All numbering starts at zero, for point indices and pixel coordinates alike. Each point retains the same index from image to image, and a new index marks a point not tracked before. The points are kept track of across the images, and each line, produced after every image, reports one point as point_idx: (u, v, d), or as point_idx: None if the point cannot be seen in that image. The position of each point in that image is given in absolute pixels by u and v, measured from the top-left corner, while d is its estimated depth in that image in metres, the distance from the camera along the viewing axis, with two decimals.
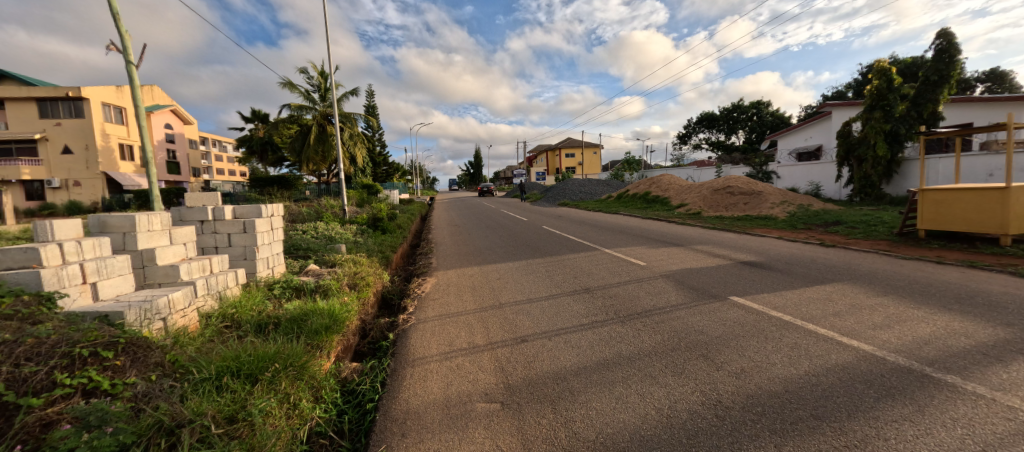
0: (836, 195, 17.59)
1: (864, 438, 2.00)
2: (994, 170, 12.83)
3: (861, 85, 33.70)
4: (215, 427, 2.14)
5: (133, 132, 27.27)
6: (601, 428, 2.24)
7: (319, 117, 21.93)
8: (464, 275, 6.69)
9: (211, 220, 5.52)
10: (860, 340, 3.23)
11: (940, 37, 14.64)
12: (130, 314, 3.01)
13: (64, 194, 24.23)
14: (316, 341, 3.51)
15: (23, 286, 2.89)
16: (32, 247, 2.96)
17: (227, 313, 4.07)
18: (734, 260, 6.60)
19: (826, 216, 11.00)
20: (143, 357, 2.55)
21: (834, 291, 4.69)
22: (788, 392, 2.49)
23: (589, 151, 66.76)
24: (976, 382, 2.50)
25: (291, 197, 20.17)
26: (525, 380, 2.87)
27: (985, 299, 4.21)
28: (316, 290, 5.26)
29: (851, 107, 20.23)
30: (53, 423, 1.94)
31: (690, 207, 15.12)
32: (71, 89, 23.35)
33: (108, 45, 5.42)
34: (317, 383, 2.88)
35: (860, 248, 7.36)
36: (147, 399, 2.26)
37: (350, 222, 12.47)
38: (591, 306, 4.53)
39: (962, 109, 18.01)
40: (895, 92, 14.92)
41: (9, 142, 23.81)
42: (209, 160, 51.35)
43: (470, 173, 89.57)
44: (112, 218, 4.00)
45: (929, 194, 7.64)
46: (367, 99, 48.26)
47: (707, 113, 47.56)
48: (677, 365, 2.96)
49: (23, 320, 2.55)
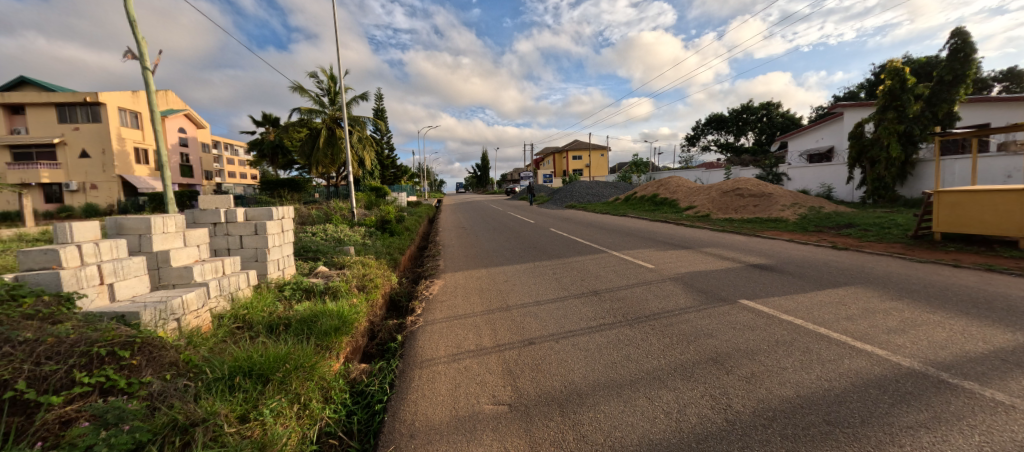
0: (848, 197, 17.36)
1: (878, 444, 1.97)
2: (1012, 171, 12.54)
3: (873, 85, 33.19)
4: (229, 426, 2.17)
5: (148, 137, 27.84)
6: (610, 432, 2.23)
7: (329, 121, 22.22)
8: (471, 277, 6.72)
9: (224, 223, 5.63)
10: (874, 345, 3.17)
11: (955, 36, 14.48)
12: (146, 315, 3.05)
13: (82, 196, 24.85)
14: (326, 342, 3.55)
15: (45, 286, 2.99)
16: (52, 248, 3.05)
17: (239, 314, 4.14)
18: (744, 263, 6.52)
19: (838, 218, 10.86)
20: (158, 356, 2.60)
21: (847, 294, 4.62)
22: (801, 397, 2.46)
23: (596, 153, 66.58)
24: (995, 389, 2.44)
25: (301, 199, 20.40)
26: (534, 385, 2.84)
27: (1003, 303, 4.12)
28: (326, 291, 5.32)
29: (863, 107, 19.95)
30: (72, 421, 2.00)
31: (699, 209, 15.01)
32: (88, 95, 24.01)
33: (125, 52, 5.57)
34: (327, 384, 2.92)
35: (872, 250, 7.27)
36: (162, 397, 2.29)
37: (358, 225, 12.58)
38: (599, 309, 4.52)
39: (979, 109, 17.66)
40: (909, 92, 14.66)
41: (29, 147, 24.45)
42: (220, 164, 52.27)
43: (477, 175, 89.73)
44: (128, 221, 4.10)
45: (945, 196, 7.48)
46: (376, 103, 48.87)
47: (716, 115, 47.22)
48: (687, 369, 2.94)
49: (43, 320, 2.63)
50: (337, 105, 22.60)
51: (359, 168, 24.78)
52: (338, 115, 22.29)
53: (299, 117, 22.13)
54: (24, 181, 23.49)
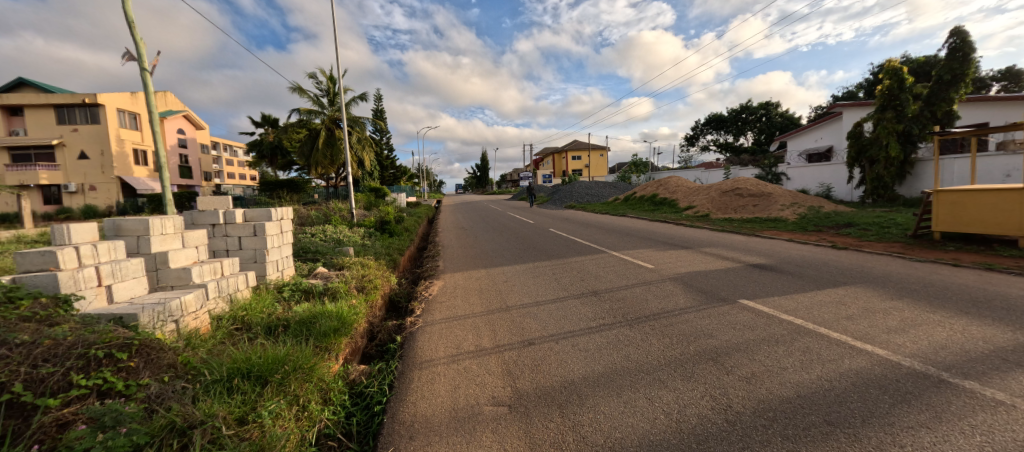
0: (848, 197, 17.37)
1: (880, 445, 1.96)
2: (1011, 171, 12.58)
3: (873, 85, 33.26)
4: (226, 428, 2.15)
5: (146, 138, 27.78)
6: (610, 433, 2.21)
7: (327, 121, 22.17)
8: (470, 278, 6.71)
9: (222, 224, 5.62)
10: (874, 345, 3.17)
11: (954, 35, 14.36)
12: (145, 316, 3.05)
13: (81, 198, 24.76)
14: (325, 343, 3.55)
15: (42, 288, 2.98)
16: (49, 250, 3.05)
17: (238, 316, 4.13)
18: (744, 263, 6.52)
19: (837, 218, 10.88)
20: (156, 358, 2.58)
21: (847, 294, 4.61)
22: (800, 397, 2.45)
23: (596, 154, 66.81)
24: (996, 388, 2.43)
25: (300, 201, 20.33)
26: (535, 387, 2.81)
27: (1003, 303, 4.11)
28: (325, 293, 5.29)
29: (863, 107, 19.97)
30: (69, 424, 1.98)
31: (699, 209, 15.00)
32: (87, 95, 24.00)
33: (124, 53, 5.56)
34: (326, 386, 2.90)
35: (872, 250, 7.28)
36: (160, 400, 2.28)
37: (357, 226, 12.59)
38: (598, 309, 4.51)
39: (978, 109, 17.68)
40: (908, 91, 14.73)
41: (26, 148, 24.34)
42: (220, 165, 52.40)
43: (475, 175, 89.77)
44: (126, 222, 4.08)
45: (945, 196, 7.48)
46: (376, 104, 49.04)
47: (716, 115, 47.35)
48: (686, 370, 2.91)
49: (40, 322, 2.61)
50: (336, 105, 22.58)
51: (359, 169, 24.69)
52: (337, 115, 22.24)
53: (298, 117, 22.05)
54: (22, 182, 23.05)
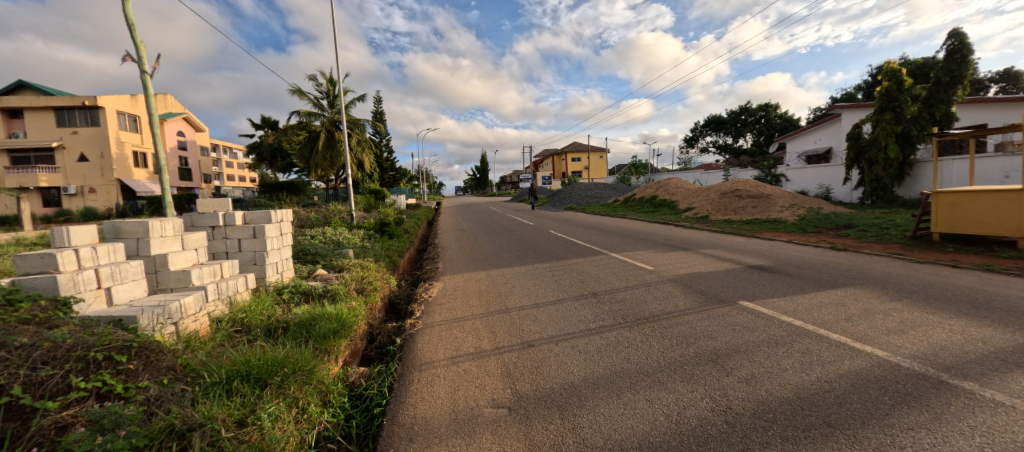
0: (847, 198, 17.42)
1: (880, 446, 1.96)
2: (1009, 172, 12.61)
3: (871, 86, 33.44)
4: (226, 431, 2.15)
5: (146, 140, 27.80)
6: (610, 434, 2.22)
7: (327, 124, 22.21)
8: (470, 280, 6.71)
9: (222, 226, 5.61)
10: (874, 346, 3.16)
11: (952, 37, 14.37)
12: (144, 319, 3.05)
13: (80, 201, 24.74)
14: (325, 345, 3.54)
15: (41, 291, 2.98)
16: (48, 253, 3.05)
17: (238, 318, 4.13)
18: (743, 264, 6.53)
19: (836, 219, 10.90)
20: (155, 361, 2.57)
21: (847, 295, 4.61)
22: (800, 398, 2.45)
23: (596, 155, 66.78)
24: (996, 389, 2.44)
25: (300, 203, 20.34)
26: (535, 388, 2.82)
27: (1002, 303, 4.13)
28: (325, 295, 5.29)
29: (861, 108, 20.04)
30: (68, 426, 1.97)
31: (699, 211, 15.02)
32: (87, 98, 24.01)
33: (124, 56, 5.59)
34: (325, 388, 2.89)
35: (871, 251, 7.30)
36: (159, 403, 2.27)
37: (357, 228, 12.60)
38: (598, 310, 4.52)
39: (976, 110, 17.73)
40: (906, 93, 14.76)
41: (26, 151, 24.33)
42: (220, 167, 52.49)
43: (475, 177, 89.69)
44: (126, 225, 4.08)
45: (943, 197, 7.51)
46: (376, 106, 49.15)
47: (715, 116, 47.41)
48: (686, 371, 2.92)
49: (40, 324, 2.61)
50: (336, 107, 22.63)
51: (359, 171, 24.71)
52: (337, 117, 22.28)
53: (298, 119, 22.09)
54: (22, 184, 23.05)
